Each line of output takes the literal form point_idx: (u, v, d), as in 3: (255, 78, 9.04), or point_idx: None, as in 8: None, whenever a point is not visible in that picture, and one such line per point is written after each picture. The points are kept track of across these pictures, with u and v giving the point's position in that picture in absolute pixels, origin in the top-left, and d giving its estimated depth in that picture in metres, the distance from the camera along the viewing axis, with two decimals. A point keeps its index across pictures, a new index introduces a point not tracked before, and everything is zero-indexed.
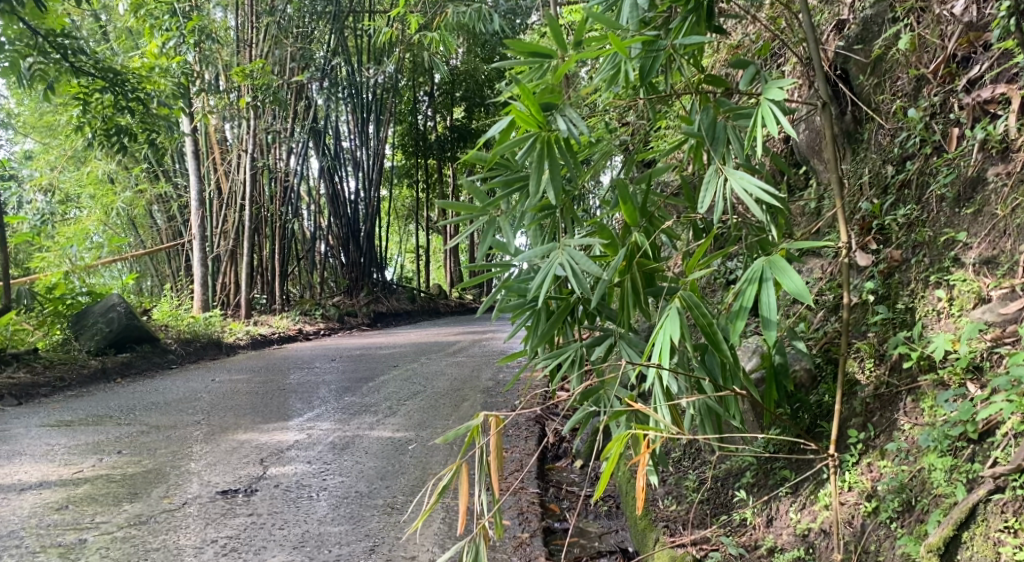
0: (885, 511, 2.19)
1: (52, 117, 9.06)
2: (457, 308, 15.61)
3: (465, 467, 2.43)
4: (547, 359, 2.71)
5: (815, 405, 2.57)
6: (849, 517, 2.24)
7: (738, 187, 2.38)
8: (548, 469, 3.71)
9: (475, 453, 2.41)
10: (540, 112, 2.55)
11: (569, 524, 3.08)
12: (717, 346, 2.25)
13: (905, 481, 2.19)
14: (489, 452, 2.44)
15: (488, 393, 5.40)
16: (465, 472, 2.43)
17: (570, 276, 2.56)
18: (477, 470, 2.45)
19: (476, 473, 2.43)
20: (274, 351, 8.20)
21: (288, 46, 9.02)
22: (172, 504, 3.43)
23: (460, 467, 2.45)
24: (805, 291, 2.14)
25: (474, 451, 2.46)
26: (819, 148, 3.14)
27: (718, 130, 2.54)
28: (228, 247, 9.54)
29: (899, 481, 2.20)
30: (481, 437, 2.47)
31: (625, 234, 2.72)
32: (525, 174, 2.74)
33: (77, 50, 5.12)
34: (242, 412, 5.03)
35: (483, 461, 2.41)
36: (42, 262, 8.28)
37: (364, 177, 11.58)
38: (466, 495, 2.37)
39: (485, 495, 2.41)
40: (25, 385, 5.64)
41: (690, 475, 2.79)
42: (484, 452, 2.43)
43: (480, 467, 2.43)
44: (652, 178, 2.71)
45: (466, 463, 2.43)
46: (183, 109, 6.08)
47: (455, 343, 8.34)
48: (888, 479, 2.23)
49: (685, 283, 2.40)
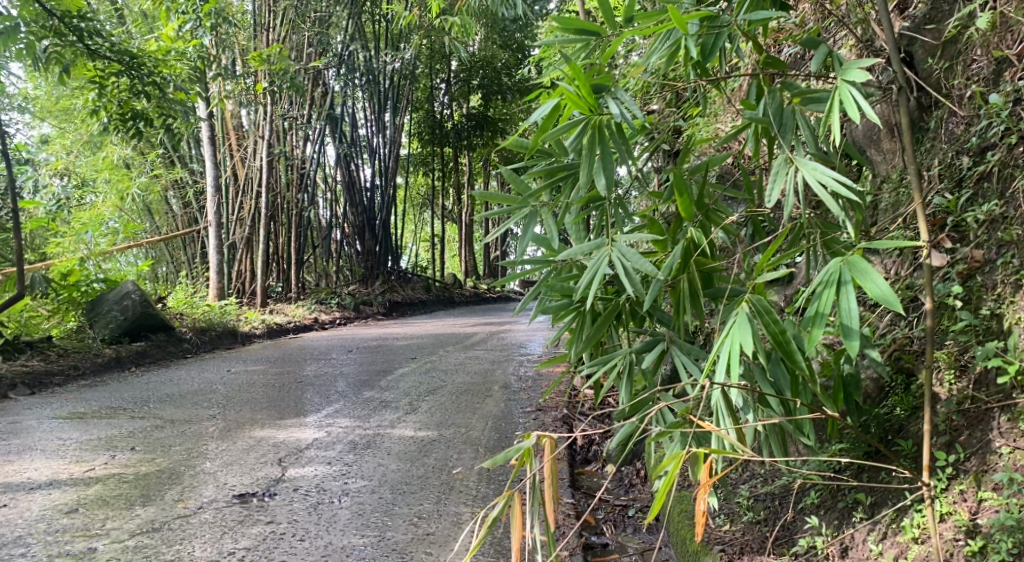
0: (996, 553, 2.00)
1: (69, 101, 8.91)
2: (472, 297, 15.44)
3: (517, 497, 2.23)
4: (592, 366, 2.57)
5: (883, 416, 2.41)
6: (948, 555, 2.06)
7: (810, 179, 2.23)
8: (578, 474, 3.55)
9: (527, 479, 2.23)
10: (592, 94, 2.36)
11: (607, 539, 2.95)
12: (791, 356, 2.12)
13: (1019, 519, 1.99)
14: (542, 479, 2.27)
15: (511, 389, 5.22)
16: (517, 502, 2.24)
17: (620, 275, 2.38)
18: (529, 500, 2.26)
19: (528, 504, 2.24)
20: (290, 341, 8.03)
21: (305, 30, 8.83)
22: (187, 509, 3.25)
23: (511, 496, 2.25)
24: (893, 298, 2.01)
25: (525, 480, 2.28)
26: (877, 138, 2.89)
27: (785, 117, 2.37)
28: (244, 234, 9.39)
29: (1012, 519, 2.00)
30: (532, 462, 2.30)
31: (678, 229, 2.57)
32: (570, 163, 2.53)
33: (93, 33, 4.99)
34: (259, 406, 4.85)
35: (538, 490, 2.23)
36: (57, 248, 8.16)
37: (380, 165, 11.38)
38: (522, 528, 2.17)
39: (539, 529, 2.22)
40: (38, 374, 5.47)
41: (741, 489, 2.64)
42: (537, 480, 2.26)
43: (533, 497, 2.25)
44: (709, 167, 2.53)
45: (517, 493, 2.24)
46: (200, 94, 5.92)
47: (474, 335, 8.17)
48: (996, 515, 2.04)
49: (752, 285, 2.26)
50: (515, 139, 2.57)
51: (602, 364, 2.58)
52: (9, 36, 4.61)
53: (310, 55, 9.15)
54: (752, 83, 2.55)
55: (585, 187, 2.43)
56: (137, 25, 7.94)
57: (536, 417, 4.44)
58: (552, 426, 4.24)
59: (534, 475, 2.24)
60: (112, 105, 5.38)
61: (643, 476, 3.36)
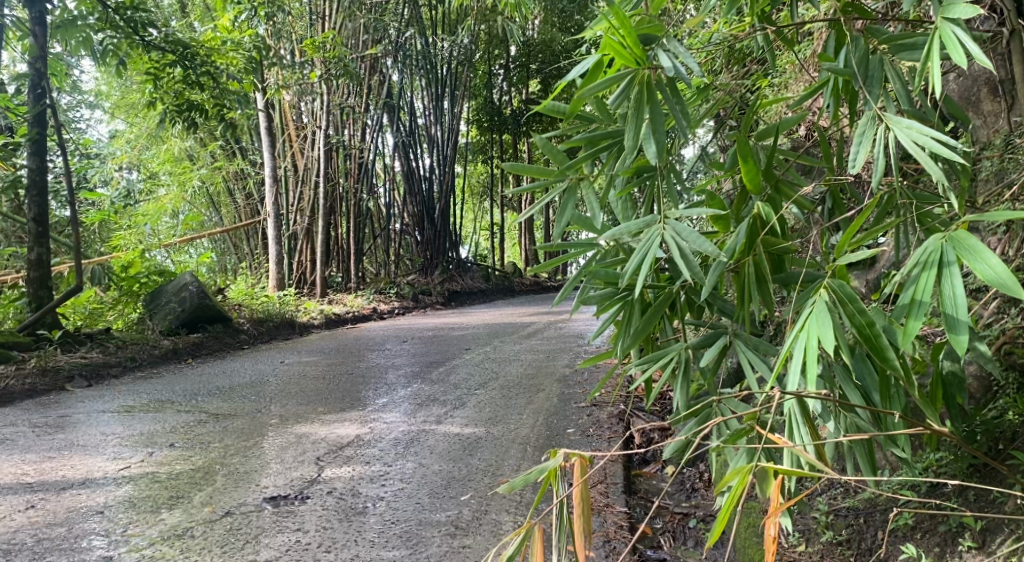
0: None
1: (134, 94, 8.85)
2: (532, 287, 15.11)
3: (538, 528, 2.04)
4: (641, 364, 2.27)
5: (992, 421, 2.11)
6: None
7: (904, 137, 1.90)
8: (635, 475, 3.24)
9: (552, 509, 2.03)
10: (639, 46, 2.07)
11: (665, 554, 2.64)
12: (881, 353, 1.79)
13: None
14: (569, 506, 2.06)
15: (565, 382, 4.91)
16: (538, 535, 2.04)
17: (676, 257, 2.06)
18: (557, 530, 2.06)
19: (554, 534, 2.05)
20: (348, 331, 7.83)
21: (360, 18, 8.58)
22: (213, 513, 3.03)
23: (533, 528, 2.05)
24: (1011, 281, 1.66)
25: (553, 504, 2.09)
26: (976, 98, 2.57)
27: (872, 68, 2.07)
28: (303, 224, 9.25)
29: None
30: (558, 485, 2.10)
31: (743, 204, 2.26)
32: (615, 129, 2.25)
33: (147, 24, 5.24)
34: (307, 399, 4.63)
35: (564, 519, 2.02)
36: (123, 241, 8.10)
37: (439, 154, 10.98)
38: None
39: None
40: (96, 365, 5.30)
41: (818, 501, 2.33)
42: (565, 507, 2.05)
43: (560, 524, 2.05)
44: (778, 132, 2.21)
45: (540, 524, 2.05)
46: (255, 85, 6.00)
47: (532, 324, 7.87)
48: None
49: (833, 267, 1.93)
50: (552, 103, 2.29)
51: (654, 361, 2.27)
52: (68, 28, 5.03)
53: (366, 42, 8.90)
54: (830, 34, 2.23)
55: (631, 156, 2.15)
56: (197, 17, 7.81)
57: (591, 413, 4.12)
58: (607, 423, 3.93)
59: (560, 503, 2.03)
60: (168, 96, 5.57)
61: (707, 480, 3.03)
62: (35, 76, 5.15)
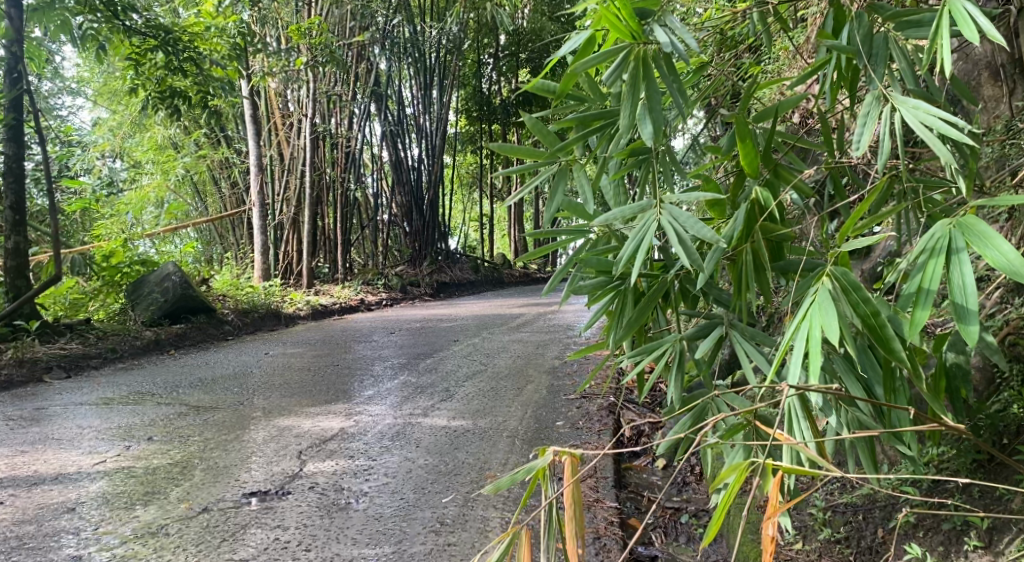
0: None
1: (116, 81, 8.69)
2: (522, 278, 15.02)
3: (525, 532, 1.95)
4: (633, 356, 2.18)
5: (996, 415, 2.06)
6: None
7: (912, 118, 1.82)
8: (625, 469, 3.17)
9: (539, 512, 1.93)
10: (635, 21, 1.98)
11: (656, 550, 2.55)
12: (886, 344, 1.71)
13: None
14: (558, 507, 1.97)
15: (555, 374, 4.82)
16: (524, 539, 1.95)
17: (672, 243, 1.97)
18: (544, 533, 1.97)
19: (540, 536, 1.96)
20: (335, 322, 7.72)
21: (346, 5, 8.44)
22: (189, 510, 2.92)
23: (519, 532, 1.96)
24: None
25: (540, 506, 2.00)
26: (976, 82, 2.47)
27: (876, 46, 1.99)
28: (289, 214, 9.14)
29: None
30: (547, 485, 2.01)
31: (740, 189, 2.17)
32: (608, 109, 2.16)
33: (127, 7, 5.09)
34: (292, 391, 4.53)
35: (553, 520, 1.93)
36: (105, 231, 7.95)
37: (427, 144, 10.89)
38: None
39: None
40: (75, 357, 5.17)
41: (816, 497, 2.25)
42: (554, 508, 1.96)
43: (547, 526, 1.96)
44: (776, 114, 2.13)
45: (527, 528, 1.96)
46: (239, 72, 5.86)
47: (521, 316, 7.78)
48: None
49: (835, 254, 1.85)
50: (542, 82, 2.20)
51: (647, 353, 2.19)
52: (46, 12, 4.73)
53: (353, 29, 8.77)
54: (832, 13, 2.15)
55: (625, 136, 2.06)
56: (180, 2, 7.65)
57: (581, 406, 4.04)
58: (598, 415, 3.85)
59: (548, 504, 1.94)
60: (150, 82, 5.46)
61: (698, 474, 2.98)
62: (11, 60, 5.01)
